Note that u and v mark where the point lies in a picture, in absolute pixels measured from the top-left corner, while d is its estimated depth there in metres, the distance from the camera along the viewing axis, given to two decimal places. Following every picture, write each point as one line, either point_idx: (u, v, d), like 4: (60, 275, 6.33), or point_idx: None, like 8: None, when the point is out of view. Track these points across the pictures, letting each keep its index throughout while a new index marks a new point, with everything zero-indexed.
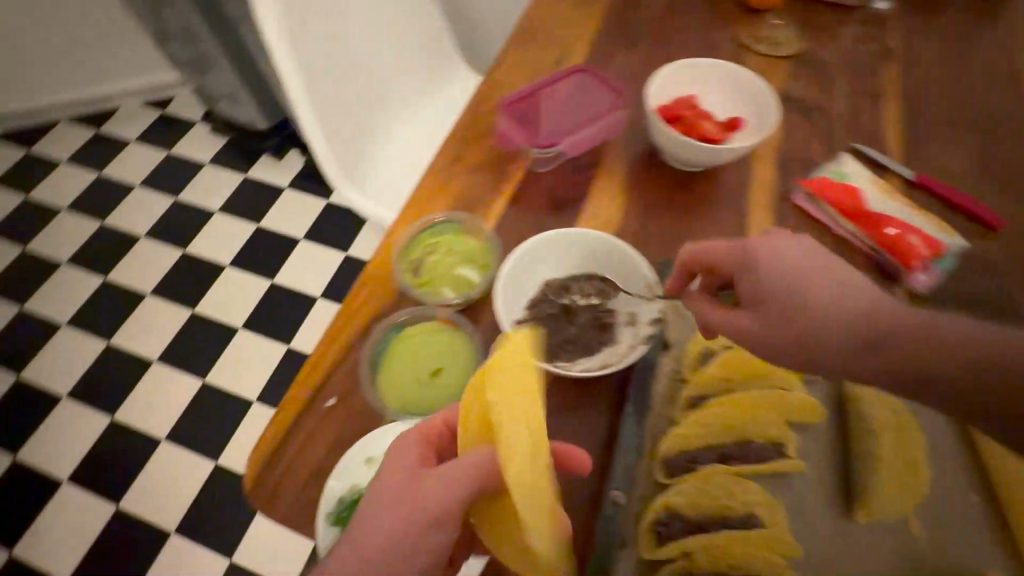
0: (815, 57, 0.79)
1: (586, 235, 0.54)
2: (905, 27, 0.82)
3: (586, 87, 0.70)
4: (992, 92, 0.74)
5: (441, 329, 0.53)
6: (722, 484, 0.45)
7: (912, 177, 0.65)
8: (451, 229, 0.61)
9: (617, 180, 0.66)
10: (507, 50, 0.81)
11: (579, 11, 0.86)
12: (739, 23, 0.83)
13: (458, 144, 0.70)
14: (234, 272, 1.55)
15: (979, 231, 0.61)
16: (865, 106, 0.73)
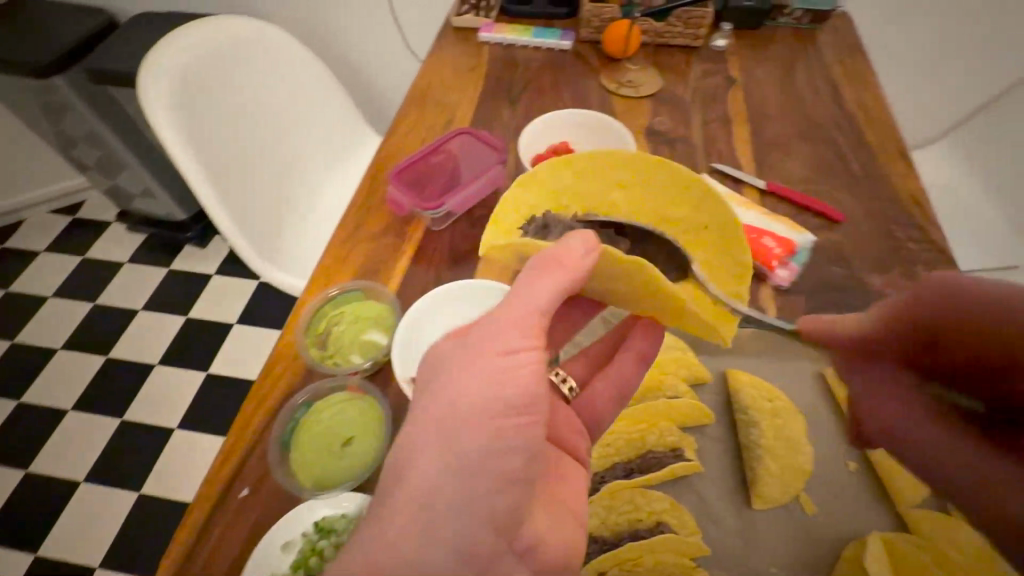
0: (672, 94, 0.89)
1: (478, 287, 0.58)
2: (742, 58, 0.94)
3: (468, 145, 0.74)
4: (819, 104, 0.86)
5: (354, 399, 0.54)
6: (627, 499, 0.48)
7: (763, 186, 0.74)
8: (354, 299, 0.63)
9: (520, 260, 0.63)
10: (398, 122, 0.87)
11: (461, 78, 0.94)
12: (602, 73, 0.93)
13: (355, 215, 0.73)
14: (163, 369, 1.48)
15: (825, 225, 0.70)
16: (717, 130, 0.83)
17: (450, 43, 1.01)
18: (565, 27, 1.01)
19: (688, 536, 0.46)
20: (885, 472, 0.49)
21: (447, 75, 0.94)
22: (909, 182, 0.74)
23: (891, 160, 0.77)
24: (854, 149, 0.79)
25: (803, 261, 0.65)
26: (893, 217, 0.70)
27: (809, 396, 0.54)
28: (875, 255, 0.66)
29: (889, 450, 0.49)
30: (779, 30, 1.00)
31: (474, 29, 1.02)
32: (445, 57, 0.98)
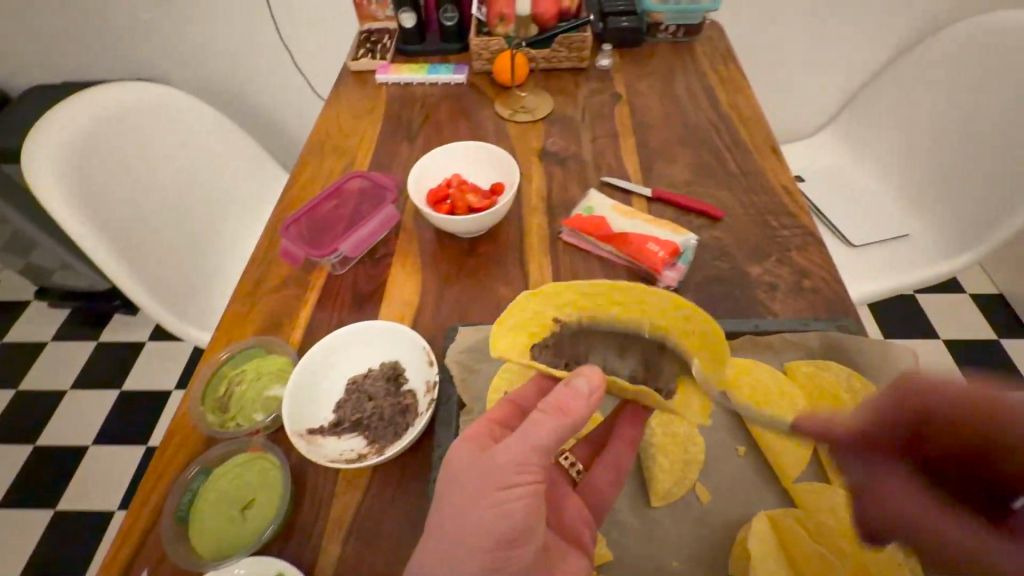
0: (563, 114, 0.94)
1: (372, 327, 0.58)
2: (626, 74, 1.00)
3: (361, 188, 0.76)
4: (697, 110, 0.92)
5: (254, 459, 0.53)
6: None
7: (649, 193, 0.78)
8: (254, 355, 0.63)
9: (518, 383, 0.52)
10: (299, 170, 0.88)
11: (361, 120, 0.96)
12: (496, 102, 0.97)
13: (257, 269, 0.73)
14: (97, 449, 1.40)
15: (708, 223, 0.74)
16: (606, 145, 0.87)
17: (349, 87, 1.03)
18: (460, 61, 1.05)
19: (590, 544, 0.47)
20: (770, 450, 0.52)
21: (348, 118, 0.96)
22: (780, 173, 0.80)
23: (764, 156, 0.83)
24: (731, 150, 0.85)
25: (689, 260, 0.69)
26: (768, 209, 0.75)
27: None
28: (753, 245, 0.71)
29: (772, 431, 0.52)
30: (659, 44, 1.07)
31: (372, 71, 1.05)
32: (345, 101, 1.00)
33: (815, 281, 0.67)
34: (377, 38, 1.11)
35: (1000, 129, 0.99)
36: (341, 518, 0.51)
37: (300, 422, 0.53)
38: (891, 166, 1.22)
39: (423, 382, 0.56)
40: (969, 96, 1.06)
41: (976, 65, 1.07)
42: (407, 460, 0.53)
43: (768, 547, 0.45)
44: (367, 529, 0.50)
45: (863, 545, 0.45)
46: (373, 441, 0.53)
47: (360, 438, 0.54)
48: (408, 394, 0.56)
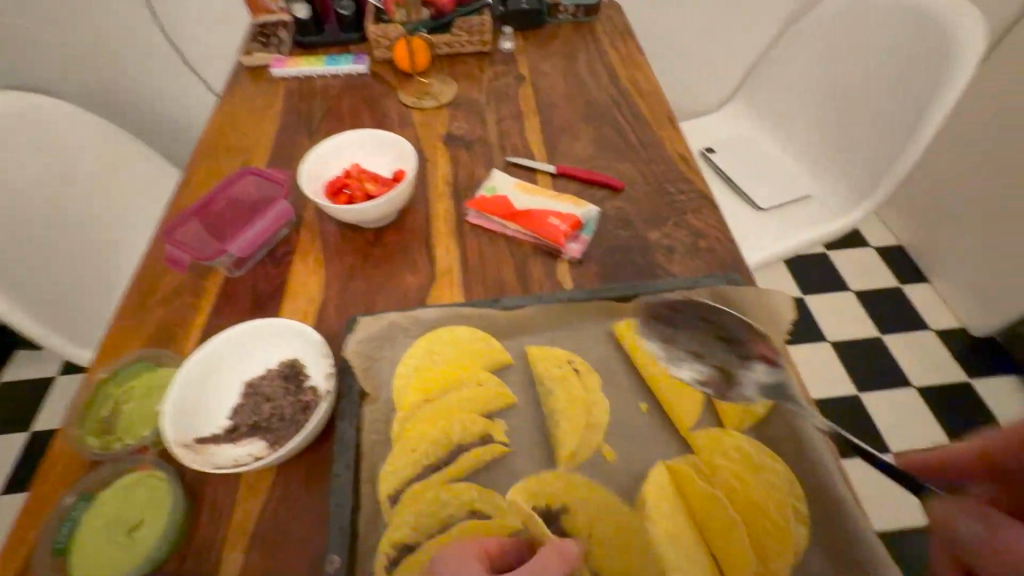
0: (467, 98, 0.93)
1: (265, 325, 0.56)
2: (530, 56, 1.01)
3: (253, 185, 0.72)
4: (598, 87, 0.94)
5: (141, 478, 0.50)
6: (433, 500, 0.47)
7: (553, 170, 0.79)
8: (142, 369, 0.59)
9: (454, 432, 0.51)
10: (190, 174, 0.83)
11: (257, 117, 0.91)
12: (400, 90, 0.95)
13: (144, 280, 0.68)
14: (7, 497, 1.28)
15: (609, 194, 0.76)
16: (511, 126, 0.88)
17: (244, 84, 0.98)
18: (360, 51, 1.02)
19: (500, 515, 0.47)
20: (668, 403, 0.54)
21: (243, 116, 0.92)
22: (676, 142, 0.83)
23: (661, 127, 0.86)
24: (630, 123, 0.87)
25: (592, 231, 0.71)
26: (666, 177, 0.78)
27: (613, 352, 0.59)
28: (652, 212, 0.74)
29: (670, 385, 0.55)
30: (560, 25, 1.08)
31: (267, 66, 1.00)
32: (239, 99, 0.95)
33: (710, 240, 0.70)
34: (272, 31, 1.06)
35: (886, 88, 1.07)
36: (244, 526, 0.48)
37: (185, 431, 0.49)
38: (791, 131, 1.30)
39: (323, 377, 0.54)
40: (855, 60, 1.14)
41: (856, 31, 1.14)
42: (312, 458, 0.52)
43: (664, 496, 0.48)
44: (273, 532, 0.48)
45: (750, 481, 0.48)
46: (273, 441, 0.51)
47: (259, 441, 0.51)
48: (309, 390, 0.54)
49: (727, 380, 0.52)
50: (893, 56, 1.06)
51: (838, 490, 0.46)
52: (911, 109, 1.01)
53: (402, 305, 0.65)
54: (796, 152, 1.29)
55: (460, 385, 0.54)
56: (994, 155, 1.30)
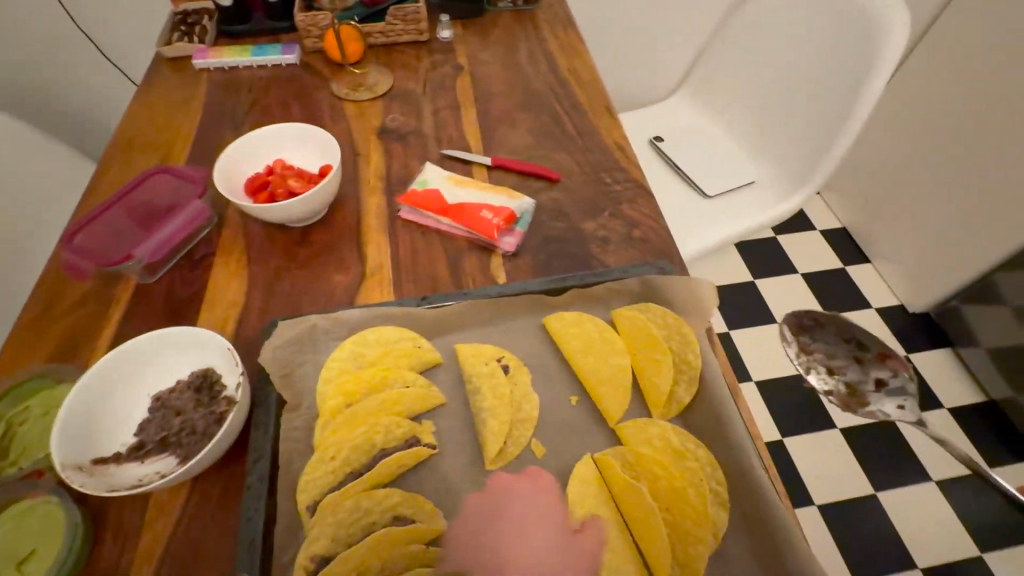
0: (403, 90, 0.90)
1: (173, 334, 0.52)
2: (468, 45, 0.99)
3: (168, 185, 0.69)
4: (537, 77, 0.93)
5: (37, 504, 0.46)
6: (352, 508, 0.45)
7: (489, 162, 0.78)
8: (41, 386, 0.54)
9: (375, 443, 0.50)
10: (102, 173, 0.77)
11: (177, 111, 0.86)
12: (332, 81, 0.91)
13: (46, 289, 0.63)
14: None
15: (546, 185, 0.75)
16: (449, 117, 0.85)
17: (163, 75, 0.92)
18: (290, 40, 0.97)
19: (424, 519, 0.46)
20: (597, 395, 0.54)
21: (161, 110, 0.86)
22: (614, 132, 0.83)
23: (599, 116, 0.85)
24: (569, 113, 0.86)
25: (527, 223, 0.70)
26: (603, 167, 0.78)
27: (546, 346, 0.58)
28: (588, 202, 0.73)
29: (599, 378, 0.54)
30: (501, 14, 1.06)
31: (189, 57, 0.95)
32: (158, 91, 0.89)
33: (644, 230, 0.70)
34: (194, 19, 1.00)
35: (821, 75, 1.10)
36: (150, 548, 0.45)
37: (81, 452, 0.46)
38: (735, 119, 1.32)
39: (234, 384, 0.51)
40: (791, 48, 1.17)
41: (793, 19, 1.17)
42: (228, 472, 0.49)
43: (587, 486, 0.48)
44: (183, 552, 0.45)
45: (673, 467, 0.48)
46: (182, 455, 0.48)
47: (167, 458, 0.48)
48: (220, 399, 0.51)
49: (856, 396, 0.64)
50: (828, 44, 1.09)
51: (753, 471, 0.48)
52: (845, 95, 1.04)
53: (329, 306, 0.63)
54: (740, 140, 1.31)
55: (384, 387, 0.52)
56: (926, 140, 1.36)
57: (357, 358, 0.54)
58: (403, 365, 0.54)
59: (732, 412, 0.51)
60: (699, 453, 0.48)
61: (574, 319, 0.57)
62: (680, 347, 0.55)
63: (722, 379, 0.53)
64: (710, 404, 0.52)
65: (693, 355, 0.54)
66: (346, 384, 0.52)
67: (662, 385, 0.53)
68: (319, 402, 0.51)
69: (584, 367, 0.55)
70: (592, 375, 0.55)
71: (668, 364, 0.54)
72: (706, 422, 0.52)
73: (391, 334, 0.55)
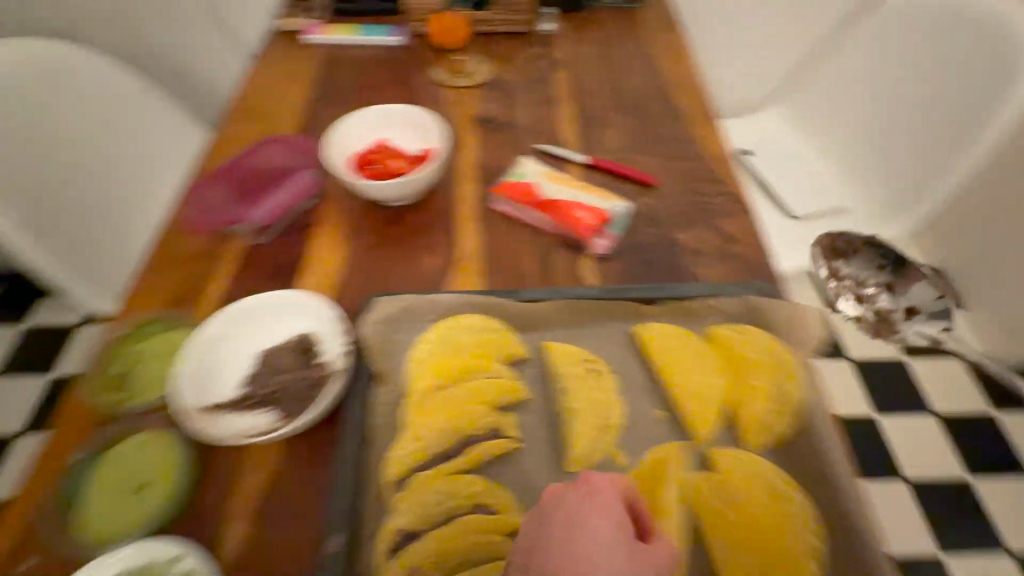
0: (501, 80, 0.90)
1: (286, 297, 0.56)
2: (569, 39, 0.97)
3: (285, 154, 0.75)
4: (637, 77, 0.90)
5: (154, 437, 0.50)
6: (440, 489, 0.47)
7: (584, 160, 0.77)
8: (159, 330, 0.59)
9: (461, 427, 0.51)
10: (218, 136, 0.82)
11: (288, 83, 0.90)
12: (433, 66, 0.92)
13: (166, 240, 0.68)
14: (26, 440, 1.34)
15: (640, 190, 0.74)
16: (545, 111, 0.85)
17: (277, 48, 0.96)
18: (396, 22, 1.00)
19: (502, 510, 0.47)
20: (685, 411, 0.52)
21: (273, 82, 0.90)
22: (715, 141, 0.80)
23: (700, 123, 0.82)
24: (668, 117, 0.83)
25: (621, 228, 0.69)
26: (700, 176, 0.75)
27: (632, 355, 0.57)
28: (683, 212, 0.71)
29: (690, 394, 0.53)
30: (603, 9, 1.04)
31: (302, 32, 0.99)
32: (271, 63, 0.94)
33: (741, 247, 0.67)
34: None
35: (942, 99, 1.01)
36: (247, 495, 0.48)
37: (200, 394, 0.51)
38: None
39: (335, 350, 0.54)
40: (910, 67, 1.08)
41: (916, 36, 1.08)
42: (320, 435, 0.51)
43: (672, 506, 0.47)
44: (276, 503, 0.48)
45: (765, 502, 0.47)
46: (284, 410, 0.51)
47: (268, 412, 0.51)
48: (320, 362, 0.54)
49: None
50: (955, 65, 1.00)
51: (853, 518, 0.46)
52: None
53: (419, 287, 0.64)
54: None
55: (473, 374, 0.53)
56: None
57: (449, 342, 0.55)
58: (492, 355, 0.55)
59: (834, 453, 0.49)
60: (794, 492, 0.47)
61: (667, 332, 0.56)
62: (783, 378, 0.53)
63: (826, 415, 0.51)
64: (809, 442, 0.50)
65: (796, 390, 0.52)
66: (438, 367, 0.54)
67: (757, 414, 0.51)
68: (409, 380, 0.53)
69: (675, 379, 0.53)
70: (683, 389, 0.53)
71: (765, 393, 0.52)
72: (803, 459, 0.49)
73: (482, 322, 0.56)
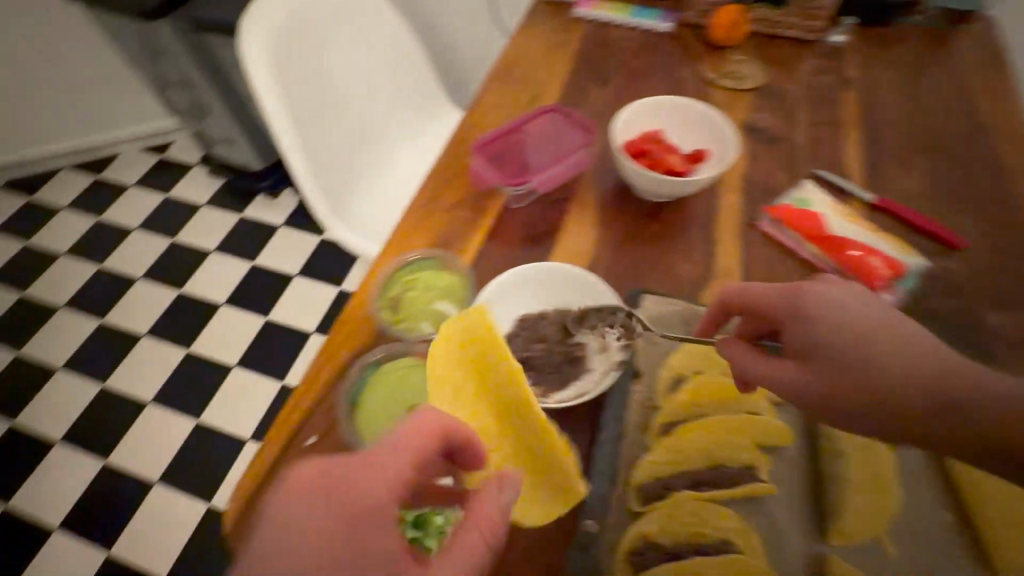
0: (777, 89, 0.83)
1: (556, 270, 0.58)
2: (861, 58, 0.86)
3: (559, 122, 0.73)
4: (945, 116, 0.77)
5: (420, 365, 0.54)
6: (692, 510, 0.45)
7: (872, 199, 0.68)
8: (427, 266, 0.63)
9: (714, 454, 0.48)
10: (484, 93, 0.86)
11: (553, 53, 0.91)
12: (703, 61, 0.87)
13: (436, 183, 0.73)
14: (229, 310, 1.60)
15: (939, 251, 0.63)
16: (827, 135, 0.76)
17: (545, 16, 0.98)
18: (667, 9, 0.95)
19: (752, 558, 0.43)
20: (990, 539, 0.44)
21: (538, 49, 0.92)
22: None
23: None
24: (982, 171, 0.70)
25: (913, 288, 0.59)
26: (1020, 253, 0.63)
27: None
28: (994, 291, 0.60)
29: (999, 519, 0.45)
30: (908, 29, 0.90)
31: (571, 4, 0.99)
32: (538, 30, 0.95)
33: None
34: None
35: None
36: None
37: None
38: None
39: (596, 340, 0.55)
40: None
41: None
42: (566, 416, 0.52)
43: None
44: None
45: None
46: (537, 382, 0.53)
47: (527, 377, 0.53)
48: (578, 347, 0.55)
49: None
50: None
51: None
52: None
53: (672, 293, 0.61)
54: None
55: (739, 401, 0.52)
56: None
57: (712, 366, 0.53)
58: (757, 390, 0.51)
59: None
60: None
61: None
62: None
63: None
64: None
65: None
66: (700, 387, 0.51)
67: None
68: (659, 390, 0.52)
69: (975, 494, 0.46)
70: (988, 509, 0.46)
71: None
72: None
73: None
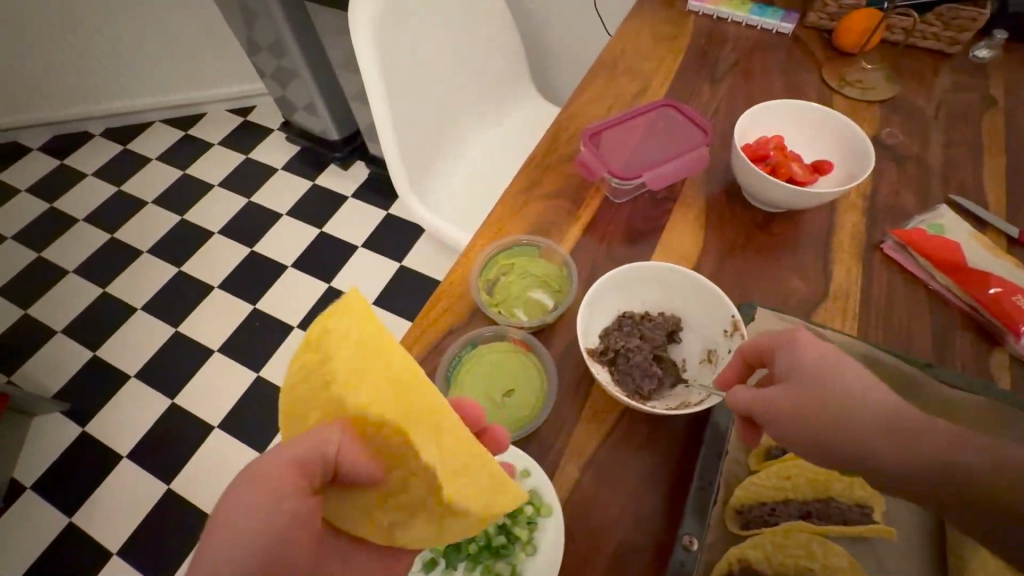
0: (908, 103, 0.76)
1: (664, 273, 0.56)
2: (1008, 77, 0.78)
3: (673, 119, 0.70)
4: None
5: (518, 352, 0.54)
6: (803, 542, 0.42)
7: (1015, 234, 0.61)
8: (526, 253, 0.63)
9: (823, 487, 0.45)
10: (586, 82, 0.84)
11: (661, 46, 0.87)
12: (825, 66, 0.81)
13: (535, 169, 0.71)
14: (295, 273, 1.66)
15: None
16: (964, 158, 0.70)
17: (653, 7, 0.94)
18: (788, 8, 0.90)
19: None
20: None
21: (645, 40, 0.89)
22: None
23: None
24: None
25: None
26: None
27: None
28: None
29: None
30: None
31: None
32: (646, 20, 0.92)
33: None
34: None
35: None
36: (582, 444, 0.50)
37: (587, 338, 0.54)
38: None
39: (701, 351, 0.55)
40: None
41: None
42: (662, 423, 0.50)
43: None
44: (612, 465, 0.48)
45: None
46: (642, 383, 0.52)
47: (626, 377, 0.52)
48: (678, 359, 0.56)
49: None
50: None
51: None
52: None
53: (780, 309, 0.58)
54: None
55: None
56: None
57: None
58: None
59: None
60: None
61: None
62: None
63: None
64: None
65: None
66: None
67: None
68: None
69: None
70: None
71: None
72: None
73: None
